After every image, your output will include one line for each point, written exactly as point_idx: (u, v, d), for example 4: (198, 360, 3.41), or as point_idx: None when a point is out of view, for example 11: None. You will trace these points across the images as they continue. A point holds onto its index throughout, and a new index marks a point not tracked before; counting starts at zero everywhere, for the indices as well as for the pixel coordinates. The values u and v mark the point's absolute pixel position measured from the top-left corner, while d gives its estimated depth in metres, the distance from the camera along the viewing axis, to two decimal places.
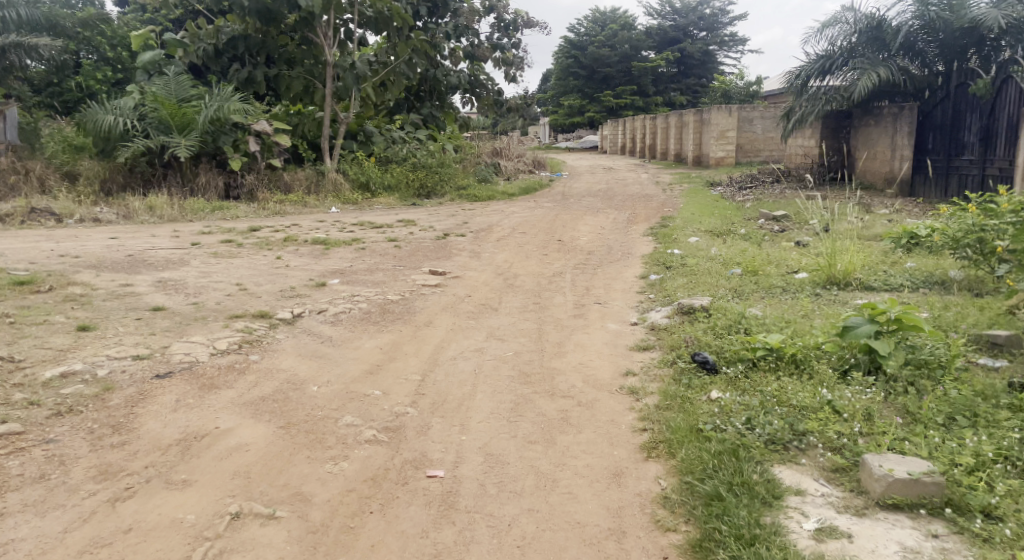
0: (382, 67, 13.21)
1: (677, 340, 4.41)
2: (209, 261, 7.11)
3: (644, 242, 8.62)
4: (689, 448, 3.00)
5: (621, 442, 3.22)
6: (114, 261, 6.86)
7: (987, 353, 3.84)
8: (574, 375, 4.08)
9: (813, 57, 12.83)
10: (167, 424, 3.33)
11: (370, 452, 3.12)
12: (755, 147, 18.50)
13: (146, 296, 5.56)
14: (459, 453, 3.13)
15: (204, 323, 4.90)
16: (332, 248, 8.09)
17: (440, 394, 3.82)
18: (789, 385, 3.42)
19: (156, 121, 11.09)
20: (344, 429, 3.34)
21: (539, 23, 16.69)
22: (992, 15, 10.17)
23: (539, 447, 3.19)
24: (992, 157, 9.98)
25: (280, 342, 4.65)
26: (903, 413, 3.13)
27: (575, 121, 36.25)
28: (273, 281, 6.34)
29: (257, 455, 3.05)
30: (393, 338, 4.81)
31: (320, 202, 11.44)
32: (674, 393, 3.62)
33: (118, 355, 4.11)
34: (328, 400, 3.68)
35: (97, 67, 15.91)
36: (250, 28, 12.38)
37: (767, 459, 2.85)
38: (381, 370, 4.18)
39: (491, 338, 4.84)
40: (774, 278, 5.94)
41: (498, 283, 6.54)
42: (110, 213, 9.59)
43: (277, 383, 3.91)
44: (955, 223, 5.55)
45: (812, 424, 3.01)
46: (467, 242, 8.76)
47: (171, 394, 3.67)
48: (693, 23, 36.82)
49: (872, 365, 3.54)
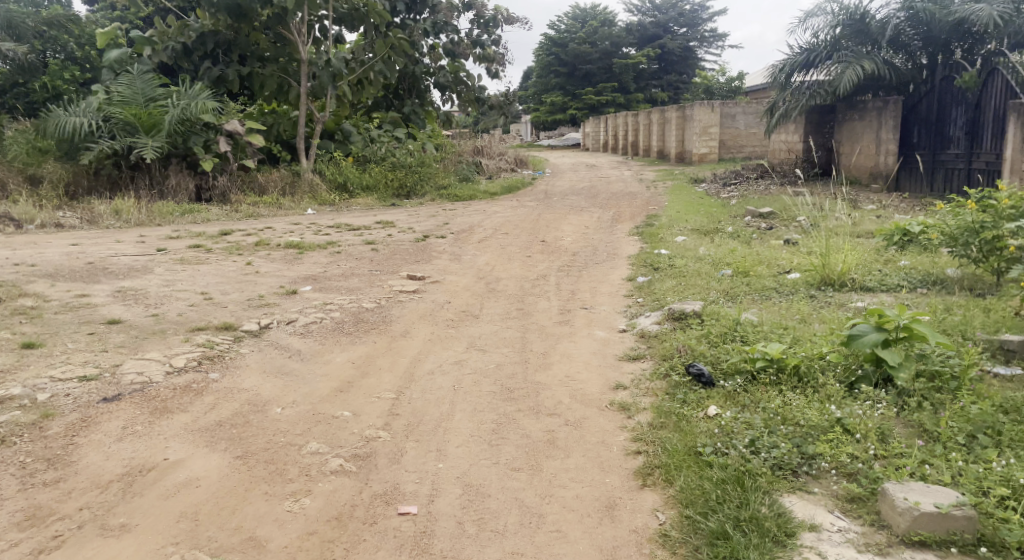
0: (359, 66, 12.73)
1: (669, 349, 4.13)
2: (175, 268, 6.73)
3: (630, 241, 8.36)
4: (689, 476, 2.72)
5: (612, 468, 2.93)
6: (72, 270, 6.46)
7: (1002, 361, 3.60)
8: (561, 390, 3.79)
9: (797, 50, 12.67)
10: (110, 455, 3.00)
11: (335, 485, 2.81)
12: (737, 142, 18.36)
13: (102, 308, 5.19)
14: (435, 485, 2.83)
15: (162, 337, 4.55)
16: (306, 252, 7.73)
17: (415, 414, 3.51)
18: (793, 401, 3.15)
19: (121, 122, 10.66)
20: (308, 458, 3.03)
21: (520, 19, 16.31)
22: (984, 10, 9.97)
23: (523, 475, 2.90)
24: (978, 150, 9.82)
25: (244, 357, 4.31)
26: (921, 432, 2.87)
27: (557, 118, 36.20)
28: (241, 289, 5.98)
29: (208, 493, 2.74)
30: (366, 351, 4.48)
31: (296, 204, 11.05)
32: (669, 411, 3.34)
33: (63, 377, 3.76)
34: (292, 425, 3.35)
35: (64, 66, 14.92)
36: (221, 25, 11.88)
37: (776, 488, 2.57)
38: (353, 388, 3.86)
39: (471, 348, 4.54)
40: (766, 278, 5.71)
41: (479, 289, 6.23)
42: (73, 218, 9.16)
43: (238, 405, 3.58)
44: (951, 219, 5.31)
45: (822, 446, 2.74)
46: (447, 244, 8.44)
47: (116, 420, 3.33)
48: (673, 19, 36.28)
49: (881, 376, 3.30)
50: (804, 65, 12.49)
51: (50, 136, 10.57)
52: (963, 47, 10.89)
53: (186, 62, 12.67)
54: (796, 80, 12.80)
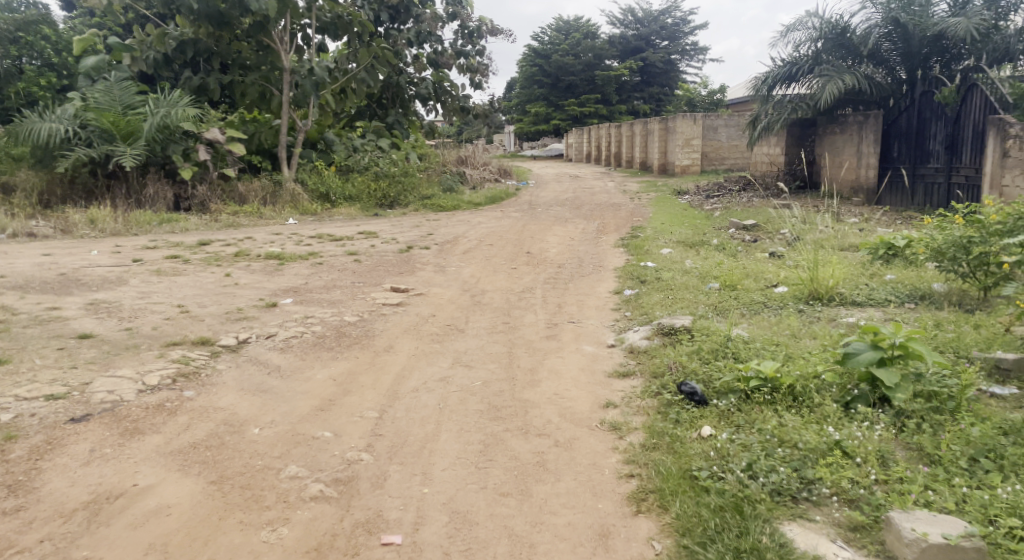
0: (342, 75, 12.75)
1: (659, 366, 4.04)
2: (150, 279, 6.53)
3: (615, 253, 8.30)
4: (685, 502, 2.63)
5: (605, 493, 2.82)
6: (43, 281, 6.25)
7: (997, 380, 3.54)
8: (550, 409, 3.67)
9: (779, 62, 12.74)
10: (76, 481, 2.86)
11: (315, 513, 2.68)
12: (719, 154, 18.45)
13: (73, 322, 5.00)
14: (421, 511, 2.70)
15: (135, 353, 4.38)
16: (286, 263, 7.57)
17: (400, 435, 3.38)
18: (790, 422, 3.06)
19: (98, 130, 10.44)
20: (287, 483, 2.89)
21: (503, 30, 16.27)
22: (961, 24, 10.10)
23: (512, 500, 2.78)
24: (958, 164, 9.89)
25: (221, 374, 4.15)
26: (920, 455, 2.80)
27: (541, 129, 36.42)
28: (218, 302, 5.81)
29: (179, 522, 2.60)
30: (348, 367, 4.34)
31: (277, 213, 10.87)
32: (662, 431, 3.25)
33: (29, 396, 3.58)
34: (270, 447, 3.21)
35: (40, 73, 14.58)
36: (201, 32, 11.66)
37: (776, 515, 2.48)
38: (334, 406, 3.72)
39: (457, 364, 4.41)
40: (754, 292, 5.64)
41: (464, 301, 6.10)
42: (46, 227, 8.91)
43: (213, 426, 3.42)
44: (938, 234, 5.25)
45: (822, 471, 2.65)
46: (431, 255, 8.33)
47: (84, 442, 3.17)
48: (655, 33, 36.29)
49: (878, 397, 3.21)
50: (786, 78, 12.60)
51: (24, 143, 10.32)
52: (941, 61, 11.05)
53: (166, 71, 12.47)
54: (777, 93, 12.90)
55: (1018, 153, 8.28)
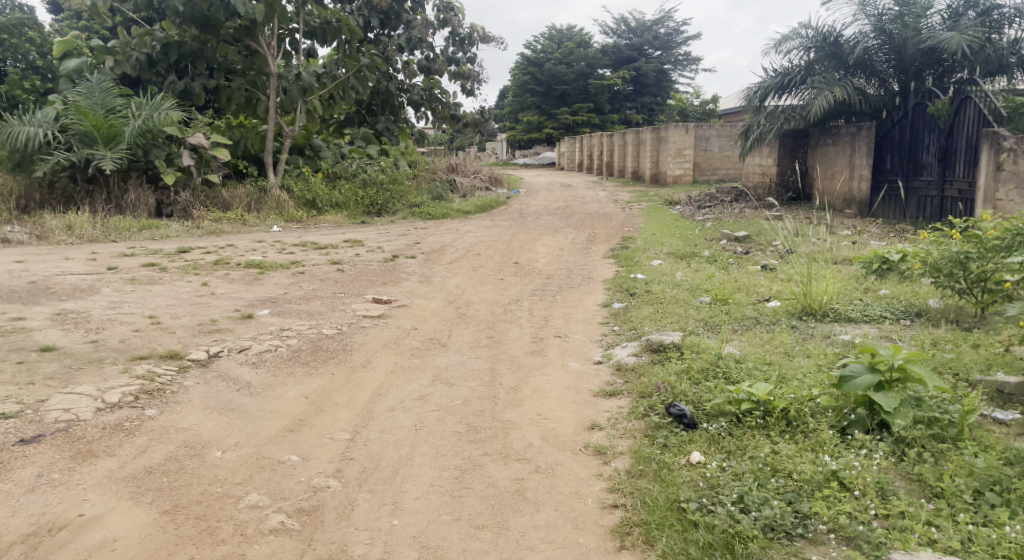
0: (331, 80, 12.45)
1: (647, 385, 3.86)
2: (123, 288, 6.31)
3: (604, 264, 8.15)
4: (672, 538, 2.46)
5: (587, 526, 2.64)
6: (11, 289, 6.03)
7: (998, 404, 3.39)
8: (532, 431, 3.49)
9: (771, 73, 12.69)
10: (18, 510, 2.65)
11: (273, 548, 2.49)
12: (711, 164, 18.36)
13: (37, 333, 4.78)
14: (388, 546, 2.51)
15: (98, 368, 4.16)
16: (267, 272, 7.36)
17: (371, 459, 3.18)
18: (784, 449, 2.90)
19: (79, 133, 10.21)
20: (246, 513, 2.69)
21: (495, 38, 16.13)
22: (953, 38, 9.96)
23: (487, 534, 2.59)
24: (951, 178, 9.80)
25: (187, 391, 3.94)
26: (920, 488, 2.64)
27: (533, 137, 36.41)
28: (191, 312, 5.59)
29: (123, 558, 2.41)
30: (322, 385, 4.13)
31: (261, 220, 10.68)
32: (648, 457, 3.07)
33: None
34: (231, 472, 3.01)
35: (23, 76, 14.35)
36: (187, 35, 11.46)
37: (769, 554, 2.31)
38: (304, 427, 3.52)
39: (437, 382, 4.21)
40: (745, 307, 5.48)
41: (448, 314, 5.91)
42: (21, 232, 8.68)
43: (172, 448, 3.22)
44: (934, 249, 5.10)
45: (819, 505, 2.48)
46: (417, 264, 8.14)
47: (31, 467, 2.95)
48: (649, 42, 36.12)
49: (876, 422, 3.04)
50: (778, 88, 12.52)
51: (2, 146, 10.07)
52: (935, 73, 10.93)
53: (150, 73, 12.24)
54: (770, 104, 12.79)
55: (1011, 167, 8.21)
